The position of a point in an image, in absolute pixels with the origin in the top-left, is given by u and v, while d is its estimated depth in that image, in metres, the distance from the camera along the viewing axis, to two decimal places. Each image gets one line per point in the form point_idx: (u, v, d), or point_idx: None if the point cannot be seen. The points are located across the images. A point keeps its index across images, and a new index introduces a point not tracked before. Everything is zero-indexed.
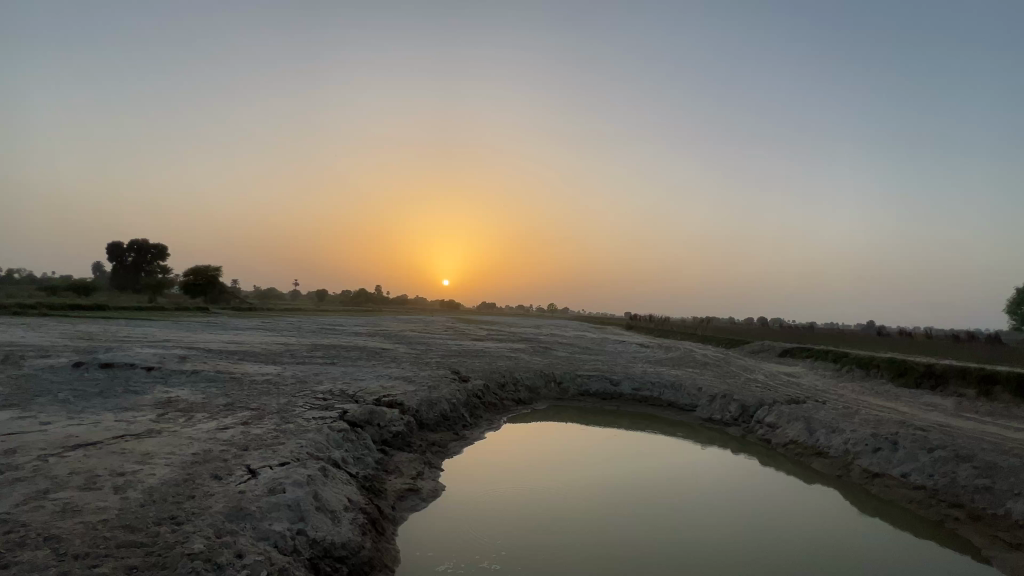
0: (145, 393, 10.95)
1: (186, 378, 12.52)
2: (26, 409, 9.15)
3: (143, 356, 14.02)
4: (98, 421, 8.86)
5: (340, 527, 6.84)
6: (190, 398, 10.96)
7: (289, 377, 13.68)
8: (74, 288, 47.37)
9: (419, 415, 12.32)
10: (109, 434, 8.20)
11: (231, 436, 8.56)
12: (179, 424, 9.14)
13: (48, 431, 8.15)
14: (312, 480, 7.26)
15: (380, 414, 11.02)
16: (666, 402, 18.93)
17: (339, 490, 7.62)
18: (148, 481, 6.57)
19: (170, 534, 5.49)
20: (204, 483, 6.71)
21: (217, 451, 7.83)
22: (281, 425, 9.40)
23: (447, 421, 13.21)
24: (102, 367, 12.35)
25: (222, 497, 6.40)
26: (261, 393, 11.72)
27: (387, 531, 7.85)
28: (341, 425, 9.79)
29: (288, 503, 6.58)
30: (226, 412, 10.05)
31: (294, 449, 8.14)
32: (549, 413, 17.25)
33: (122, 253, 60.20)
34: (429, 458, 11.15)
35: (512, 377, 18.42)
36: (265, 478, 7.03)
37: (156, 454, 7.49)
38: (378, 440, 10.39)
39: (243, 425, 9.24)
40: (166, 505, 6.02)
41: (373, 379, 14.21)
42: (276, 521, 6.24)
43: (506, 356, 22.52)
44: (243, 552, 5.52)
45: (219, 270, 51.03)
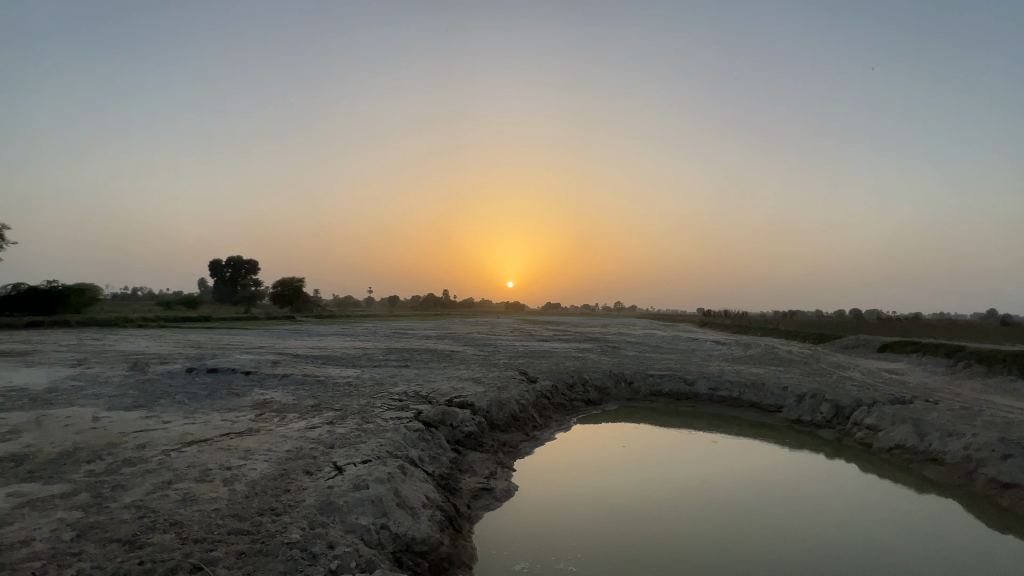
0: (246, 395, 12.13)
1: (278, 381, 13.71)
2: (152, 410, 10.48)
3: (242, 361, 15.55)
4: (207, 420, 9.92)
5: (419, 523, 7.11)
6: (281, 399, 11.95)
7: (367, 379, 14.49)
8: (183, 302, 53.47)
9: (490, 415, 12.53)
10: (216, 432, 9.14)
11: (319, 435, 9.23)
12: (274, 423, 10.01)
13: (170, 428, 9.26)
14: (392, 477, 7.63)
15: (453, 414, 11.35)
16: (747, 402, 17.80)
17: (417, 487, 7.95)
18: (251, 475, 7.24)
19: (271, 523, 6.00)
20: (298, 478, 7.27)
21: (307, 449, 8.47)
22: (362, 424, 9.98)
23: (517, 422, 13.30)
24: (210, 372, 13.85)
25: (313, 491, 6.89)
26: (344, 395, 12.54)
27: (463, 529, 8.04)
28: (416, 424, 10.21)
29: (371, 498, 6.95)
30: (313, 412, 10.87)
31: (374, 448, 8.59)
32: (620, 414, 16.83)
33: (222, 268, 67.35)
34: (502, 458, 11.29)
35: (581, 378, 18.21)
36: (350, 474, 7.48)
37: (256, 451, 8.24)
38: (452, 440, 10.72)
39: (329, 425, 9.94)
40: (266, 498, 6.58)
41: (444, 381, 14.65)
42: (361, 516, 6.61)
43: (574, 356, 22.26)
44: (334, 543, 5.89)
45: (302, 280, 55.15)
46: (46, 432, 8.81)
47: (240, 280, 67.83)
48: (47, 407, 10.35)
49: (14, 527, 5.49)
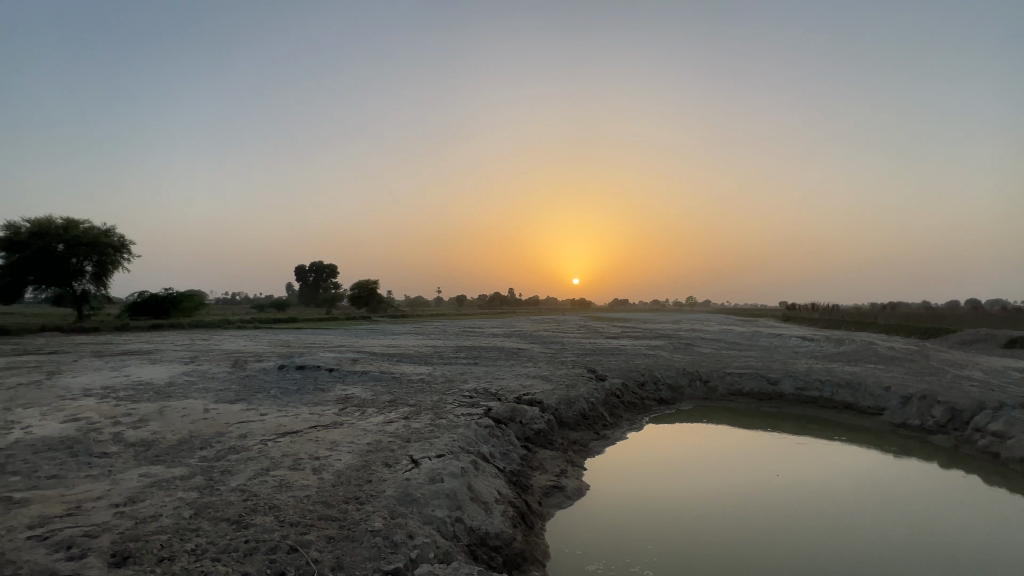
0: (330, 390, 13.03)
1: (358, 377, 14.58)
2: (251, 403, 11.58)
3: (326, 359, 16.72)
4: (297, 413, 10.77)
5: (492, 518, 7.24)
6: (361, 395, 12.69)
7: (439, 377, 14.99)
8: (274, 305, 58.52)
9: (559, 413, 12.46)
10: (305, 424, 9.90)
11: (396, 429, 9.69)
12: (356, 417, 10.65)
13: (266, 420, 10.17)
14: (465, 472, 7.83)
15: (522, 411, 11.43)
16: (841, 403, 16.26)
17: (489, 482, 8.10)
18: (336, 465, 7.76)
19: (356, 511, 6.38)
20: (378, 470, 7.68)
21: (386, 442, 8.93)
22: (435, 420, 10.35)
23: (587, 421, 13.12)
24: (298, 368, 15.05)
25: (392, 482, 7.25)
26: (417, 391, 13.07)
27: (536, 526, 8.07)
28: (487, 421, 10.40)
29: (446, 491, 7.18)
30: (390, 407, 11.44)
31: (448, 443, 8.87)
32: (695, 414, 16.06)
33: (306, 274, 73.01)
34: (572, 456, 11.20)
35: (652, 376, 17.60)
36: (426, 467, 7.79)
37: (340, 443, 8.83)
38: (521, 437, 10.80)
39: (405, 420, 10.40)
40: (350, 488, 7.01)
41: (512, 379, 14.79)
42: (437, 508, 6.84)
43: (644, 354, 21.57)
44: (413, 533, 6.14)
45: (377, 282, 58.25)
46: (167, 421, 10.02)
47: (322, 283, 73.07)
48: (168, 399, 11.77)
49: (146, 503, 6.30)
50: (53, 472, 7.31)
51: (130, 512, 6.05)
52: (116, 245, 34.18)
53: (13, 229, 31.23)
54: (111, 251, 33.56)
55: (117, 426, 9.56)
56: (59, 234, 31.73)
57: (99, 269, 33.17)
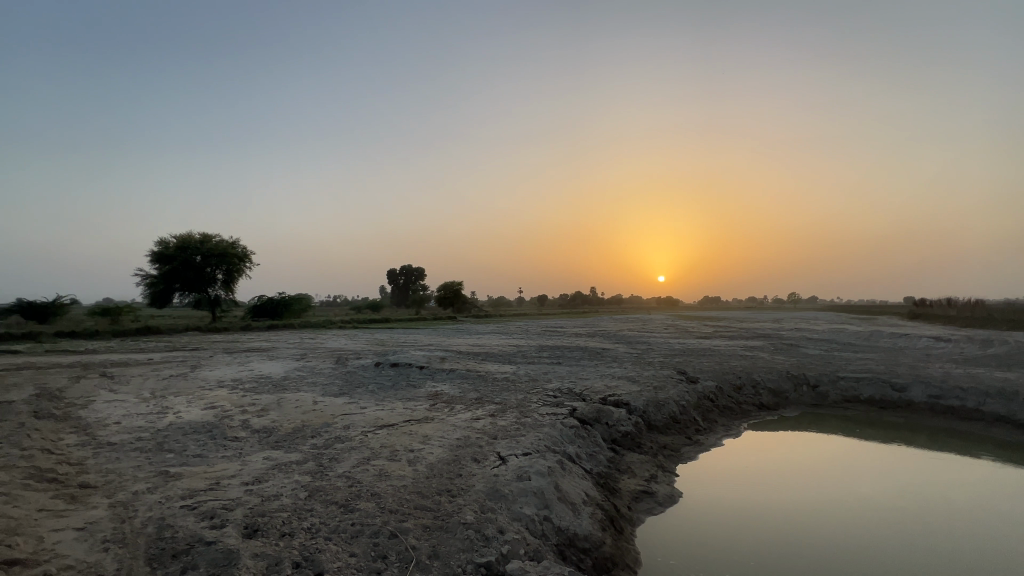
0: (421, 387, 13.75)
1: (446, 374, 15.21)
2: (353, 397, 12.58)
3: (417, 357, 17.68)
4: (393, 408, 11.49)
5: (581, 519, 7.18)
6: (450, 391, 13.21)
7: (524, 376, 15.15)
8: (370, 306, 63.16)
9: (647, 415, 12.00)
10: (400, 418, 10.53)
11: (484, 426, 9.97)
12: (445, 413, 11.11)
13: (366, 413, 11.00)
14: (552, 471, 7.84)
15: (607, 412, 11.19)
16: (990, 415, 13.87)
17: (577, 483, 8.03)
18: (429, 458, 8.16)
19: (449, 503, 6.65)
20: (468, 465, 7.94)
21: (474, 438, 9.21)
22: (521, 418, 10.47)
23: (678, 424, 12.50)
24: (392, 365, 16.08)
25: (482, 478, 7.45)
26: (503, 390, 13.32)
27: (625, 531, 7.84)
28: (572, 421, 10.32)
29: (534, 489, 7.23)
30: (478, 404, 11.78)
31: (533, 442, 8.91)
32: (802, 421, 14.62)
33: (398, 276, 77.98)
34: (662, 461, 10.74)
35: (751, 378, 16.31)
36: (513, 464, 7.91)
37: (432, 437, 9.27)
38: (608, 438, 10.55)
39: (491, 417, 10.65)
40: (442, 480, 7.32)
41: (597, 379, 14.50)
42: (526, 505, 6.90)
43: (741, 355, 20.07)
44: (503, 529, 6.27)
45: (462, 283, 60.37)
46: (284, 410, 11.24)
47: (412, 286, 77.50)
48: (284, 391, 13.19)
49: (269, 483, 7.10)
50: (197, 451, 8.52)
51: (257, 489, 6.87)
52: (240, 255, 38.96)
53: (164, 245, 36.94)
54: (236, 261, 38.34)
55: (244, 414, 10.90)
56: (197, 247, 36.93)
57: (227, 276, 37.97)
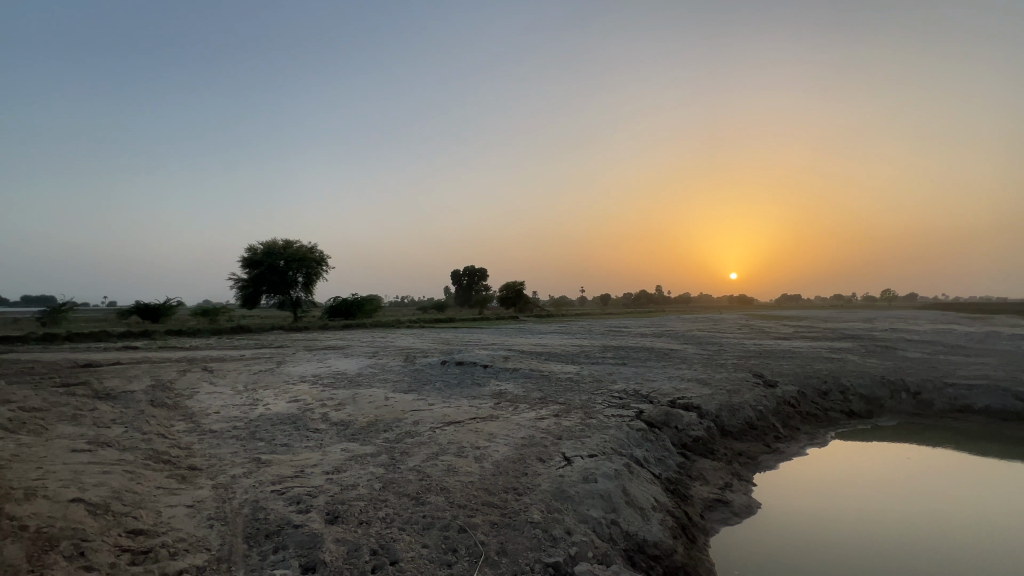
0: (486, 385, 14.00)
1: (510, 374, 15.36)
2: (422, 394, 13.08)
3: (482, 356, 18.02)
4: (459, 405, 11.79)
5: (651, 525, 6.97)
6: (514, 391, 13.33)
7: (587, 376, 14.95)
8: (435, 306, 65.34)
9: (721, 420, 11.39)
10: (467, 416, 10.79)
11: (548, 425, 9.95)
12: (510, 412, 11.23)
13: (434, 409, 11.39)
14: (619, 474, 7.67)
15: (677, 416, 10.76)
16: None
17: (646, 488, 7.80)
18: (495, 456, 8.29)
19: (515, 501, 6.70)
20: (533, 464, 7.97)
21: (539, 437, 9.22)
22: (586, 419, 10.35)
23: (755, 430, 11.75)
24: (458, 364, 16.51)
25: (548, 478, 7.44)
26: (567, 390, 13.22)
27: (698, 540, 7.49)
28: (639, 424, 10.03)
29: (601, 492, 7.11)
30: (541, 404, 11.79)
31: (599, 444, 8.77)
32: (900, 432, 13.21)
33: (460, 279, 80.02)
34: (738, 469, 10.15)
35: (838, 384, 14.97)
36: (579, 466, 7.84)
37: (497, 435, 9.40)
38: (678, 443, 10.14)
39: (556, 417, 10.61)
40: (509, 478, 7.40)
41: (665, 381, 13.99)
42: (593, 508, 6.81)
43: (826, 357, 18.50)
44: (571, 530, 6.23)
45: (523, 283, 60.73)
46: (359, 405, 11.91)
47: (475, 287, 79.17)
48: (359, 387, 13.98)
49: (347, 473, 7.57)
50: (284, 441, 9.27)
51: (337, 478, 7.34)
52: (318, 259, 41.84)
53: (253, 252, 40.54)
54: (314, 265, 41.21)
55: (323, 407, 11.69)
56: (281, 253, 40.17)
57: (307, 279, 40.94)
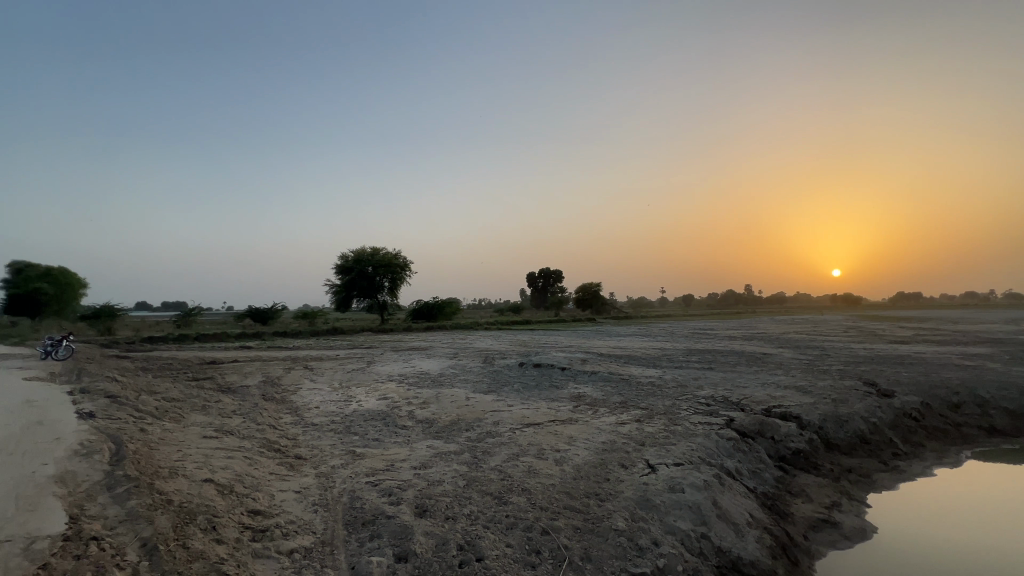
0: (564, 388, 13.91)
1: (588, 377, 15.13)
2: (501, 394, 13.31)
3: (559, 358, 17.94)
4: (538, 407, 11.82)
5: (746, 542, 6.52)
6: (593, 394, 13.10)
7: (671, 381, 14.29)
8: (511, 308, 66.24)
9: (825, 432, 10.33)
10: (546, 418, 10.79)
11: (630, 431, 9.67)
12: (589, 415, 11.06)
13: (513, 411, 11.53)
14: (710, 486, 7.24)
15: (773, 426, 9.94)
16: None
17: (739, 502, 7.29)
18: (576, 459, 8.21)
19: (598, 507, 6.59)
20: (615, 469, 7.77)
21: (621, 443, 8.98)
22: (671, 426, 9.91)
23: (867, 445, 10.51)
24: (535, 366, 16.58)
25: (631, 485, 7.22)
26: (648, 395, 12.75)
27: (802, 563, 6.86)
28: (730, 433, 9.39)
29: (689, 503, 6.76)
30: (622, 409, 11.48)
31: (685, 452, 8.35)
32: None
33: (535, 280, 80.48)
34: (847, 488, 9.14)
35: (974, 396, 12.94)
36: (664, 474, 7.52)
37: (577, 439, 9.31)
38: (774, 455, 9.36)
39: (637, 422, 10.28)
40: (590, 483, 7.28)
41: (758, 388, 12.96)
42: (680, 519, 6.50)
43: (957, 365, 16.06)
44: (658, 541, 6.01)
45: (600, 285, 59.69)
46: (442, 404, 12.41)
47: (550, 289, 79.26)
48: (441, 387, 14.55)
49: (433, 469, 7.91)
50: (376, 435, 9.91)
51: (424, 474, 7.70)
52: (402, 264, 44.39)
53: (345, 259, 43.89)
54: (399, 269, 43.80)
55: (410, 405, 12.32)
56: (369, 260, 43.17)
57: (393, 284, 43.54)
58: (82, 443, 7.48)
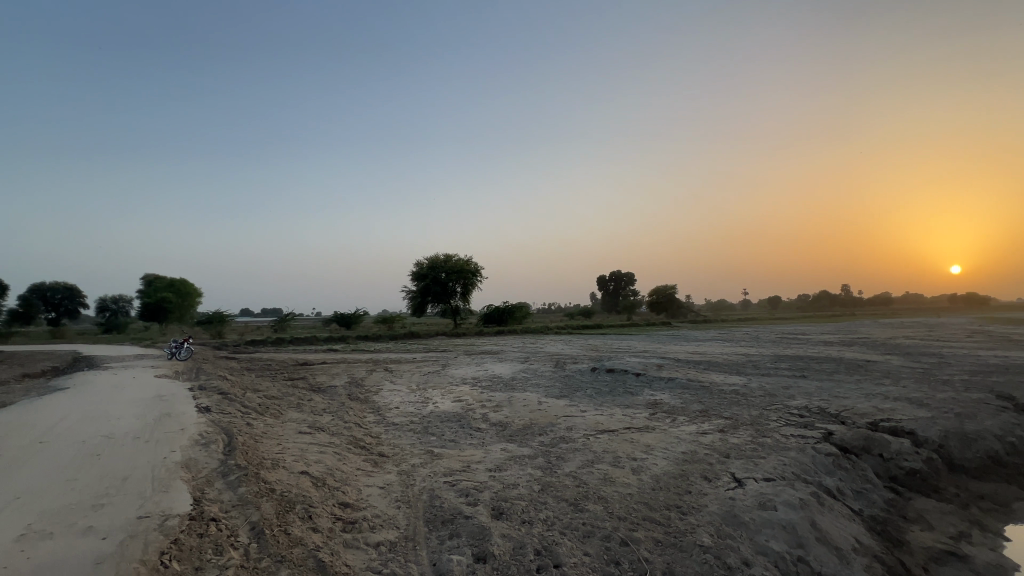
0: (639, 394, 13.46)
1: (665, 383, 14.51)
2: (573, 400, 13.16)
3: (633, 363, 17.42)
4: (613, 413, 11.54)
5: (853, 570, 5.88)
6: (670, 402, 12.53)
7: (757, 389, 13.30)
8: (582, 313, 65.55)
9: (948, 451, 9.07)
10: (620, 425, 10.50)
11: (713, 441, 9.13)
12: (667, 424, 10.60)
13: (586, 416, 11.35)
14: (806, 505, 6.64)
15: (881, 442, 8.91)
16: None
17: (841, 524, 6.61)
18: (654, 469, 7.90)
19: (680, 520, 6.28)
20: (698, 482, 7.37)
21: (702, 454, 8.51)
22: (758, 437, 9.21)
23: (1003, 468, 9.07)
24: (608, 371, 16.23)
25: (715, 499, 6.81)
26: (732, 403, 11.98)
27: None
28: (829, 448, 8.55)
29: (783, 522, 6.24)
30: (703, 417, 10.88)
31: (776, 466, 7.73)
32: None
33: (607, 283, 78.91)
34: (978, 516, 7.94)
35: None
36: (752, 489, 7.00)
37: (655, 447, 8.95)
38: (884, 474, 8.38)
39: (721, 433, 9.69)
40: (671, 495, 6.97)
41: (862, 399, 11.67)
42: (772, 539, 6.02)
43: None
44: (749, 561, 5.61)
45: (675, 287, 57.31)
46: (515, 408, 12.53)
47: (622, 292, 77.47)
48: (513, 391, 14.70)
49: (508, 472, 8.00)
50: (452, 436, 10.22)
51: (499, 476, 7.80)
52: (473, 269, 45.53)
53: (421, 266, 45.90)
54: (471, 275, 45.02)
55: (483, 408, 12.57)
56: (443, 266, 44.77)
57: (466, 290, 44.83)
58: (201, 434, 8.46)
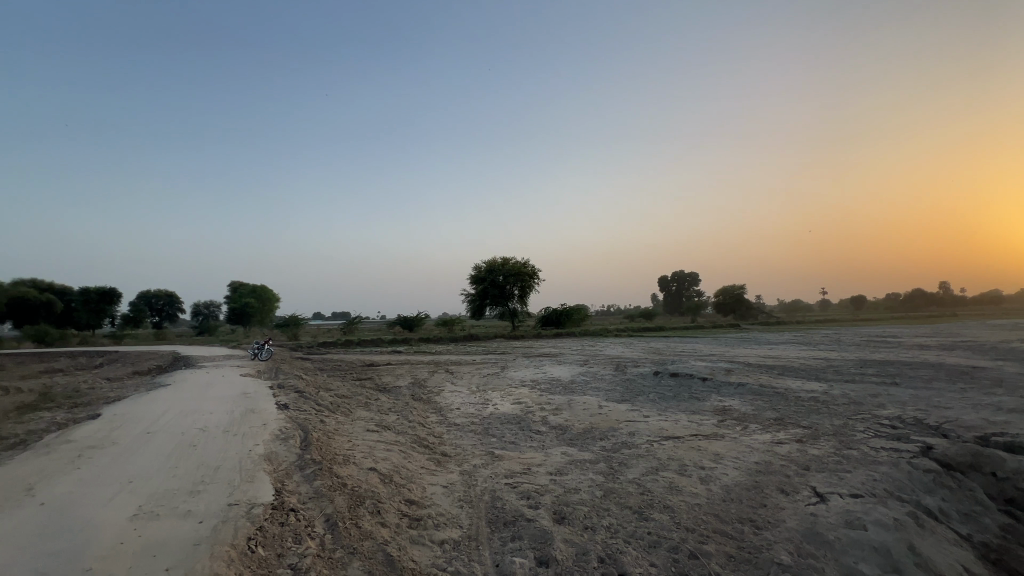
0: (706, 400, 12.83)
1: (734, 389, 13.72)
2: (635, 404, 12.79)
3: (699, 367, 16.63)
4: (678, 419, 11.09)
5: None
6: (741, 409, 11.82)
7: (841, 397, 12.22)
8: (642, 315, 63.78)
9: None
10: (686, 432, 10.05)
11: (790, 452, 8.50)
12: (738, 432, 10.00)
13: (649, 422, 10.98)
14: (902, 525, 6.00)
15: (994, 459, 7.86)
16: None
17: (946, 550, 5.91)
18: (725, 479, 7.48)
19: (754, 535, 5.90)
20: (774, 495, 6.89)
21: (779, 465, 7.94)
22: (843, 450, 8.46)
23: None
24: (672, 376, 15.61)
25: (795, 514, 6.33)
26: (811, 412, 11.10)
27: None
28: (928, 464, 7.68)
29: (875, 544, 5.68)
30: (778, 426, 10.17)
31: (866, 482, 7.05)
32: None
33: (668, 283, 76.18)
34: None
35: None
36: (837, 506, 6.44)
37: (725, 456, 8.48)
38: (998, 496, 7.39)
39: (799, 443, 9.00)
40: (743, 508, 6.56)
41: (969, 410, 10.37)
42: (862, 561, 5.49)
43: None
44: None
45: (743, 287, 54.24)
46: (574, 411, 12.38)
47: (685, 293, 74.51)
48: (573, 394, 14.53)
49: (569, 476, 7.91)
50: (512, 438, 10.28)
51: (560, 480, 7.74)
52: (530, 272, 45.64)
53: (479, 270, 46.70)
54: (528, 278, 45.15)
55: (543, 411, 12.52)
56: (500, 270, 45.17)
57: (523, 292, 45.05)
58: (281, 429, 9.11)
